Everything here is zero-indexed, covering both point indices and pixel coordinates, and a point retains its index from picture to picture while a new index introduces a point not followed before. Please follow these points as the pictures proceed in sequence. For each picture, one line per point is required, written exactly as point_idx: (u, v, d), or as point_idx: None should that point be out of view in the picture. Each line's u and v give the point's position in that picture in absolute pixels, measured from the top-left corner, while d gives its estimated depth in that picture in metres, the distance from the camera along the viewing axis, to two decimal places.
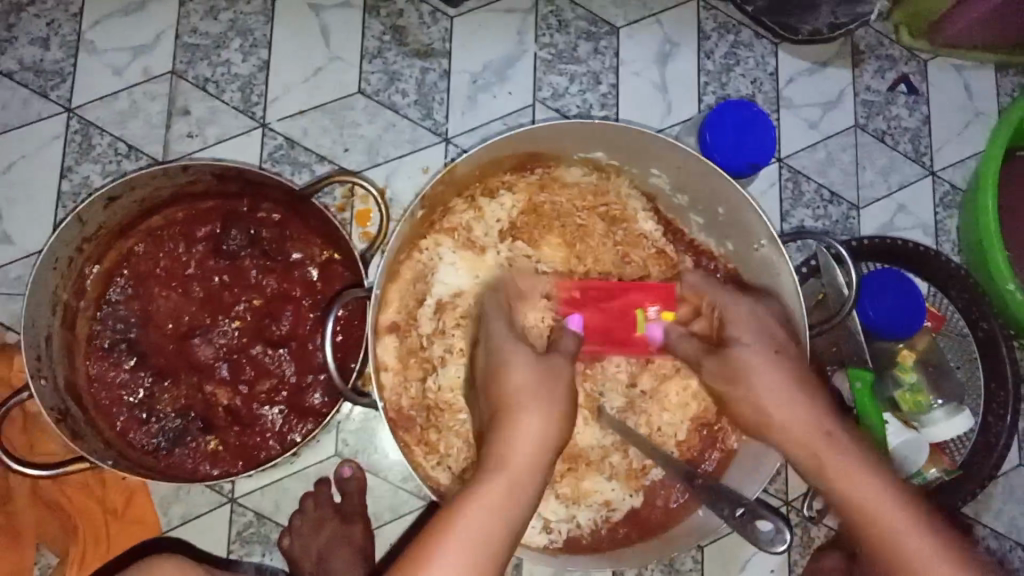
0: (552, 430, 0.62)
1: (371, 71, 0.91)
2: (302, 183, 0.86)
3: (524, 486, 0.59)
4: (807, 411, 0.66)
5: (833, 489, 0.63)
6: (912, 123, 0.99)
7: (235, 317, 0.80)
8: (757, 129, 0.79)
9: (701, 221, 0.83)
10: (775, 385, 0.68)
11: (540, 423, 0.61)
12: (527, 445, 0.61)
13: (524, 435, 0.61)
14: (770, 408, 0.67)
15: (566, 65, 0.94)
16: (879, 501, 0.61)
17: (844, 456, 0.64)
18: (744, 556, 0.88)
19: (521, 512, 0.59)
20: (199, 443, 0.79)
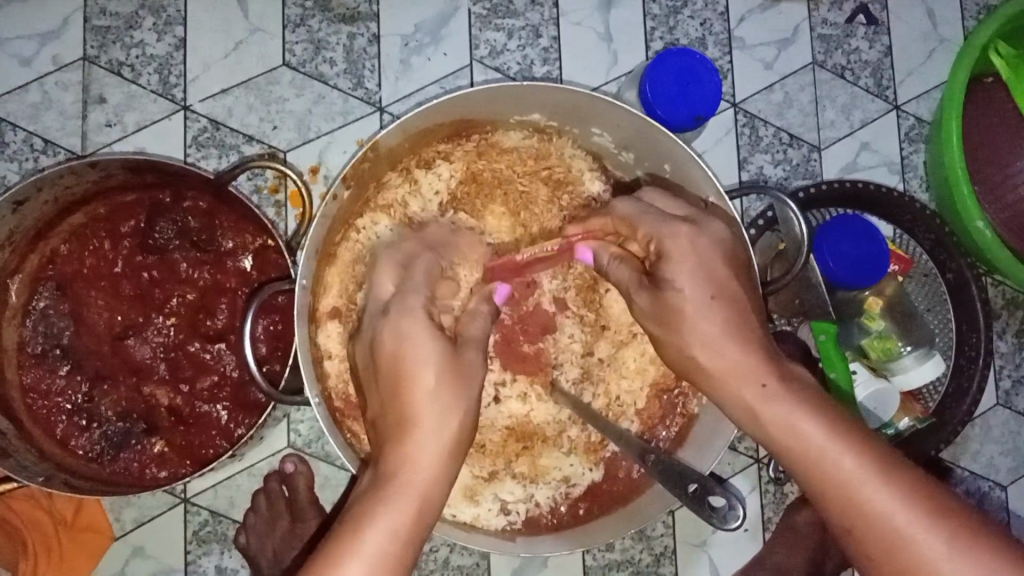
0: (449, 421, 0.58)
1: (295, 41, 0.86)
2: (217, 169, 0.82)
3: (428, 486, 0.57)
4: (742, 351, 0.57)
5: (796, 448, 0.54)
6: (873, 56, 0.94)
7: (169, 313, 0.77)
8: (701, 79, 0.75)
9: (650, 178, 0.79)
10: (724, 324, 0.58)
11: (436, 412, 0.57)
12: (431, 439, 0.57)
13: (419, 429, 0.57)
14: (699, 353, 0.59)
15: (502, 19, 0.89)
16: (864, 476, 0.51)
17: (812, 412, 0.54)
18: (705, 534, 0.86)
19: (435, 501, 0.57)
20: (145, 446, 0.77)
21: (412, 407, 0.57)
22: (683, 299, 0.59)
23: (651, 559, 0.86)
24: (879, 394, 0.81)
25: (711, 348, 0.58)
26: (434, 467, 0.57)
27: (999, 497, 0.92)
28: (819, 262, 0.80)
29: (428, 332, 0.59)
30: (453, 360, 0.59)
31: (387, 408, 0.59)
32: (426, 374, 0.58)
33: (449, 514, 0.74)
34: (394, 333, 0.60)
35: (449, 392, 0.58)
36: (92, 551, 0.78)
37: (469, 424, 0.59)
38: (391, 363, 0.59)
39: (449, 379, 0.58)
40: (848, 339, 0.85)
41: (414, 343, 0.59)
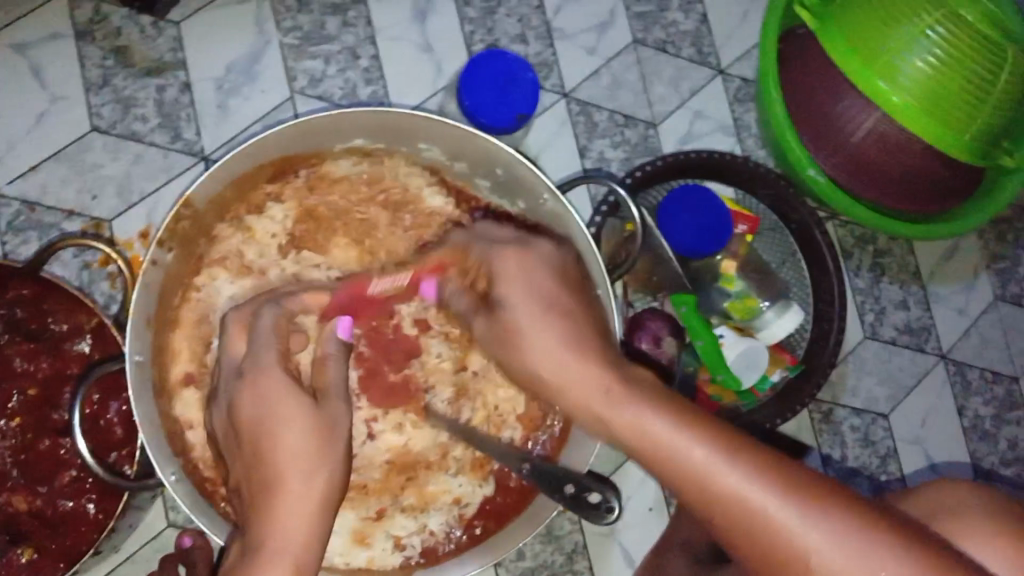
0: (316, 482, 0.56)
1: (101, 103, 0.81)
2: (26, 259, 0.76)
3: (302, 553, 0.54)
4: (583, 361, 0.56)
5: (643, 445, 0.52)
6: (690, 25, 0.96)
7: (9, 414, 0.72)
8: (515, 83, 0.75)
9: (489, 183, 0.78)
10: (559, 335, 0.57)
11: (304, 474, 0.56)
12: (298, 502, 0.55)
13: (293, 496, 0.55)
14: (541, 366, 0.58)
15: (316, 47, 0.87)
16: (711, 458, 0.50)
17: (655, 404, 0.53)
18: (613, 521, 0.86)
19: (312, 569, 0.54)
20: (9, 560, 0.71)
21: (278, 470, 0.55)
22: (514, 316, 0.59)
23: (564, 558, 0.85)
24: (748, 350, 0.82)
25: (555, 361, 0.57)
26: (304, 530, 0.54)
27: (882, 426, 0.96)
28: (667, 238, 0.82)
29: (287, 396, 0.58)
30: (308, 422, 0.57)
31: (249, 481, 0.57)
32: (292, 430, 0.56)
33: (341, 562, 0.72)
34: (252, 393, 0.58)
35: (311, 451, 0.56)
36: None
37: (337, 484, 0.57)
38: (252, 430, 0.57)
39: (309, 439, 0.57)
40: (710, 305, 0.86)
41: (265, 413, 0.57)
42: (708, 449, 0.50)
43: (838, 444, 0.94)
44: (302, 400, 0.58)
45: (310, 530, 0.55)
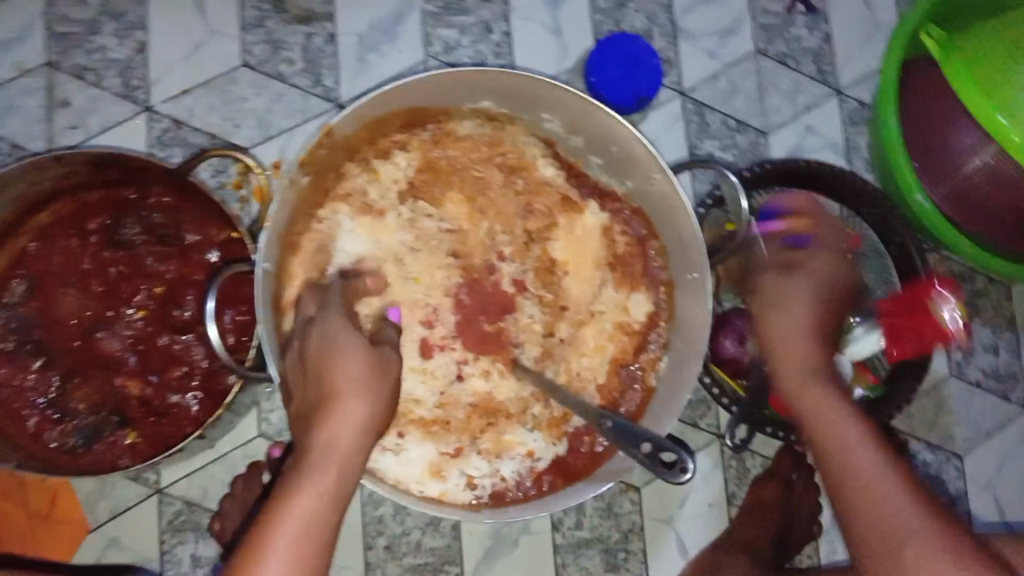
0: (364, 406, 0.59)
1: (254, 42, 0.88)
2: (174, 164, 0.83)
3: (348, 459, 0.58)
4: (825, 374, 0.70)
5: (829, 435, 0.66)
6: (813, 43, 0.98)
7: (137, 307, 0.79)
8: (642, 67, 0.79)
9: (601, 162, 0.81)
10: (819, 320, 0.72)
11: (357, 397, 0.59)
12: (350, 420, 0.59)
13: (343, 415, 0.58)
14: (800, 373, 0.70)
15: (454, 17, 0.92)
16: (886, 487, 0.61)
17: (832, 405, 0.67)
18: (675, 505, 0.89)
19: (355, 469, 0.58)
20: (117, 437, 0.79)
21: (332, 392, 0.59)
22: (799, 299, 0.72)
23: (619, 536, 0.88)
24: (829, 366, 0.83)
25: (782, 339, 0.72)
26: (356, 438, 0.58)
27: (956, 466, 0.95)
28: None
29: (346, 338, 0.63)
30: (362, 355, 0.61)
31: (309, 398, 0.60)
32: (348, 360, 0.60)
33: (418, 490, 0.75)
34: (319, 335, 0.64)
35: (365, 379, 0.60)
36: (69, 542, 0.81)
37: (379, 411, 0.60)
38: (313, 360, 0.61)
39: (363, 368, 0.61)
40: None
41: (336, 351, 0.61)
42: (876, 466, 0.63)
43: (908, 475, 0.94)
44: (360, 338, 0.64)
45: (357, 442, 0.59)
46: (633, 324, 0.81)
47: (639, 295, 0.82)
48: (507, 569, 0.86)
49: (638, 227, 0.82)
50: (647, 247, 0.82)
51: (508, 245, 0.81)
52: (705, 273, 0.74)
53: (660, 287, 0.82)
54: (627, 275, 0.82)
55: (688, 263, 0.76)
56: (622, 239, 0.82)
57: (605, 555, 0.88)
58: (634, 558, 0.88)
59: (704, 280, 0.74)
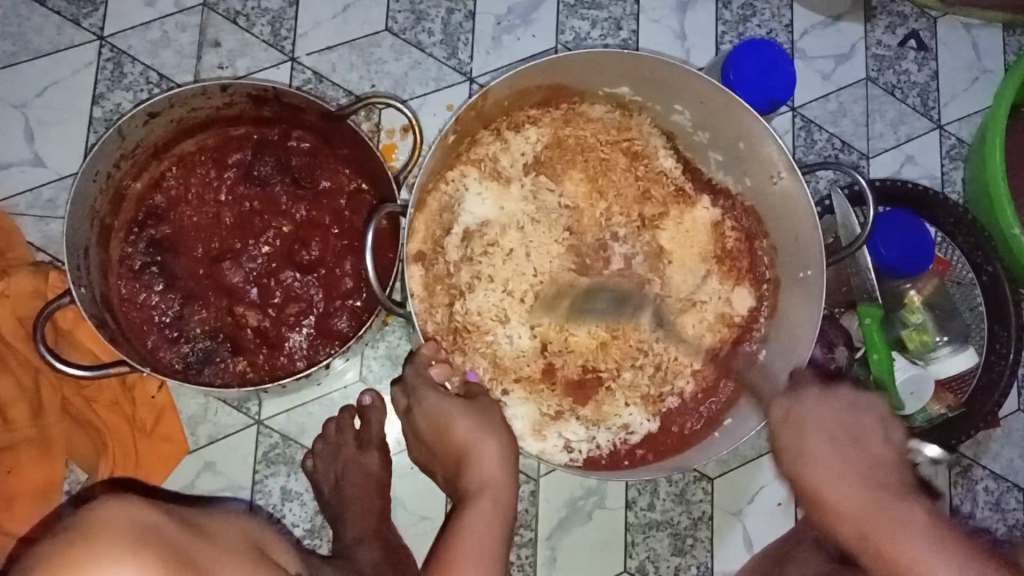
0: (499, 448, 0.66)
1: (398, 10, 0.93)
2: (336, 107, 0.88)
3: (496, 490, 0.65)
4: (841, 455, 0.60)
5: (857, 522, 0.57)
6: (921, 78, 1.01)
7: (264, 243, 0.82)
8: (780, 71, 0.82)
9: (720, 158, 0.85)
10: (880, 434, 0.62)
11: (490, 445, 0.66)
12: (489, 462, 0.66)
13: (482, 465, 0.66)
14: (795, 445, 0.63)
15: (587, 10, 0.96)
16: None
17: (937, 562, 0.53)
18: (750, 493, 0.91)
19: (508, 503, 0.66)
20: (228, 364, 0.81)
21: (470, 455, 0.66)
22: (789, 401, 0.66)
23: (689, 522, 0.90)
24: (913, 378, 0.86)
25: (836, 473, 0.58)
26: (500, 473, 0.65)
27: (1016, 498, 0.96)
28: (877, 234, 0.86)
29: (447, 400, 0.68)
30: (472, 404, 0.69)
31: (444, 458, 0.69)
32: (460, 411, 0.67)
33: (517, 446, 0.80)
34: (426, 414, 0.69)
35: (483, 426, 0.67)
36: (167, 460, 0.84)
37: (512, 447, 0.68)
38: (431, 435, 0.69)
39: (478, 416, 0.67)
40: (888, 331, 0.91)
41: (443, 407, 0.68)
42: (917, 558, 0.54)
43: (970, 500, 0.95)
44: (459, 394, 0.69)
45: (504, 481, 0.66)
46: (736, 316, 0.84)
47: (743, 289, 0.84)
48: (579, 539, 0.88)
49: (749, 225, 0.85)
50: (756, 245, 0.85)
51: (622, 226, 0.84)
52: (821, 272, 0.76)
53: (763, 284, 0.84)
54: (733, 268, 0.85)
55: (802, 262, 0.79)
56: (732, 234, 0.85)
57: (675, 539, 0.89)
58: (701, 546, 0.90)
59: (819, 277, 0.77)
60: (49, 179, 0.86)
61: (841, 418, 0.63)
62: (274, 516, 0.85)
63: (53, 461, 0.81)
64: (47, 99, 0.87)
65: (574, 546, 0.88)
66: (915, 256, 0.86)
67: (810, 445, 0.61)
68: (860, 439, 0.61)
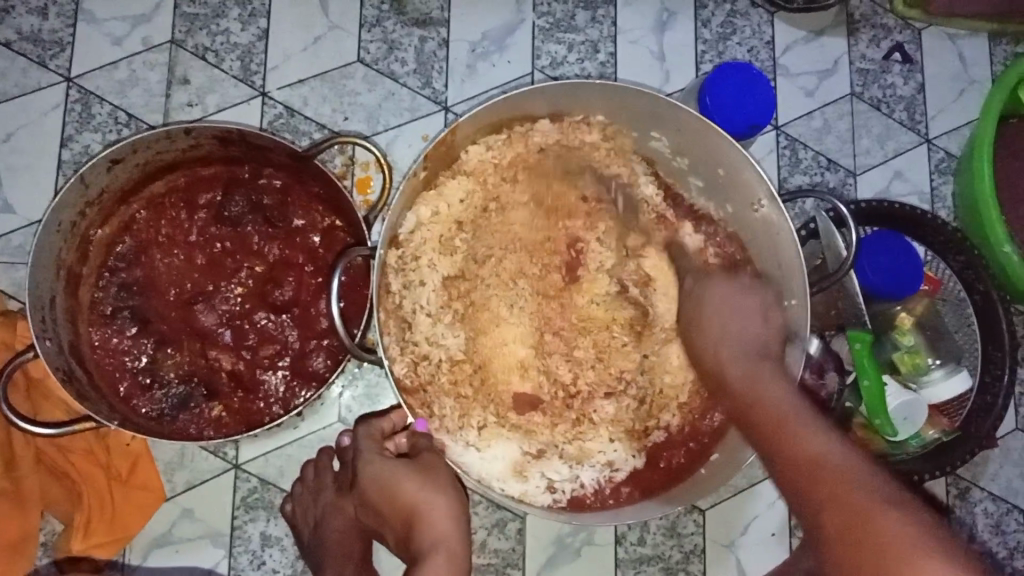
0: (445, 499, 0.68)
1: (370, 40, 0.91)
2: (306, 146, 0.86)
3: (449, 535, 0.65)
4: (742, 320, 0.74)
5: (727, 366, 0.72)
6: (907, 91, 0.99)
7: (238, 283, 0.80)
8: (758, 92, 0.82)
9: (700, 183, 0.83)
10: (760, 312, 0.74)
11: (437, 495, 0.68)
12: (439, 514, 0.66)
13: (432, 517, 0.66)
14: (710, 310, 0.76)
15: (564, 34, 0.94)
16: (768, 389, 0.68)
17: (781, 393, 0.67)
18: (744, 521, 0.89)
19: (462, 554, 0.64)
20: (203, 409, 0.79)
21: (418, 504, 0.67)
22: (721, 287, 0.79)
23: (680, 555, 0.88)
24: (905, 405, 0.84)
25: (727, 348, 0.73)
26: (452, 525, 0.65)
27: (1017, 519, 0.94)
28: (875, 252, 0.84)
29: (389, 464, 0.70)
30: (414, 465, 0.70)
31: (394, 525, 0.68)
32: (403, 470, 0.69)
33: (499, 487, 0.77)
34: (371, 478, 0.70)
35: (427, 479, 0.69)
36: (145, 509, 0.82)
37: (460, 504, 0.69)
38: (377, 499, 0.69)
39: (422, 475, 0.69)
40: (879, 353, 0.89)
41: (389, 470, 0.69)
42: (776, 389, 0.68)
43: (968, 524, 0.93)
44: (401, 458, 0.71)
45: (457, 535, 0.66)
46: None
47: None
48: None
49: (732, 251, 0.83)
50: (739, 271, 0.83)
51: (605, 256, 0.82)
52: (804, 302, 0.74)
53: None
54: None
55: (785, 290, 0.77)
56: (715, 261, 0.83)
57: (666, 573, 0.87)
58: None
59: (802, 308, 0.75)
60: (18, 224, 0.85)
61: (728, 301, 0.76)
62: (255, 562, 0.84)
63: (28, 514, 0.80)
64: (15, 143, 0.86)
65: None
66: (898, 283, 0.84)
67: (705, 329, 0.76)
68: (742, 313, 0.74)
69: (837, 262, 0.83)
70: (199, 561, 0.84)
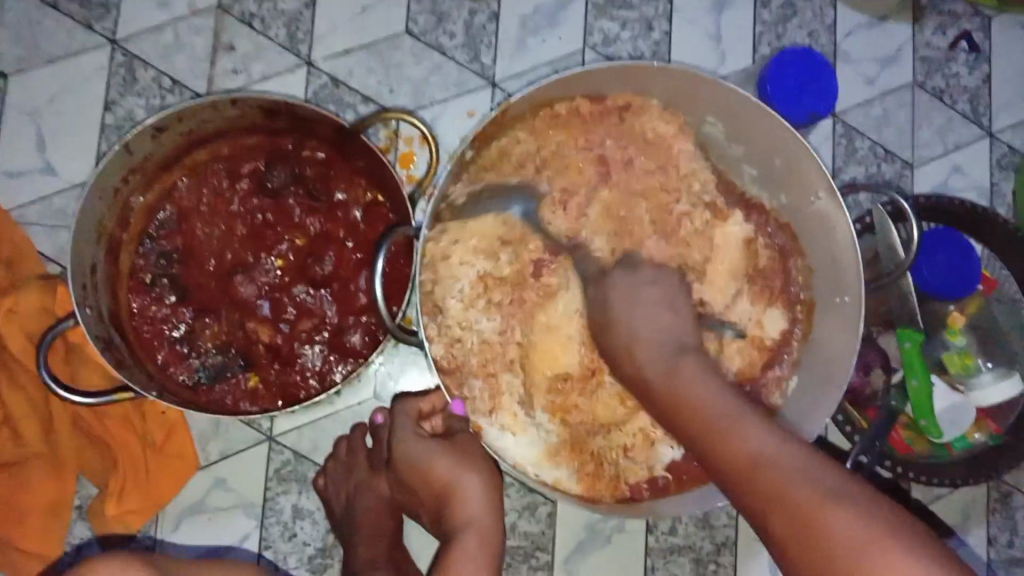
0: (480, 483, 0.73)
1: (419, 11, 0.89)
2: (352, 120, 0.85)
3: (484, 517, 0.71)
4: (659, 334, 0.71)
5: (719, 428, 0.62)
6: (971, 82, 0.96)
7: (277, 256, 0.80)
8: (822, 77, 0.79)
9: (754, 172, 0.80)
10: (667, 303, 0.74)
11: (474, 478, 0.73)
12: (476, 497, 0.72)
13: (471, 496, 0.72)
14: (637, 334, 0.71)
15: (617, 10, 0.91)
16: (723, 403, 0.65)
17: (727, 404, 0.64)
18: None
19: (495, 538, 0.70)
20: (239, 380, 0.79)
21: (453, 488, 0.72)
22: (612, 306, 0.73)
23: (711, 548, 0.87)
24: None
25: (715, 407, 0.64)
26: (486, 506, 0.72)
27: None
28: (929, 252, 0.81)
29: (426, 444, 0.75)
30: (447, 444, 0.75)
31: (426, 497, 0.74)
32: (440, 456, 0.74)
33: (533, 472, 0.77)
34: (406, 457, 0.75)
35: (458, 460, 0.74)
36: (178, 477, 0.83)
37: (491, 482, 0.74)
38: (412, 473, 0.74)
39: (455, 453, 0.74)
40: (929, 354, 0.86)
41: (422, 450, 0.74)
42: (730, 404, 0.64)
43: (1009, 531, 0.91)
44: (436, 438, 0.76)
45: (489, 514, 0.72)
46: (766, 340, 0.80)
47: (775, 311, 0.80)
48: (598, 565, 0.86)
49: (784, 243, 0.80)
50: (790, 264, 0.80)
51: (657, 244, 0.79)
52: (859, 300, 0.72)
53: (796, 306, 0.80)
54: (765, 290, 0.80)
55: (838, 287, 0.75)
56: (765, 252, 0.80)
57: (696, 564, 0.87)
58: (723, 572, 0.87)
59: (857, 306, 0.72)
60: (61, 188, 0.84)
61: (632, 292, 0.74)
62: (286, 534, 0.85)
63: (65, 477, 0.81)
64: (58, 105, 0.85)
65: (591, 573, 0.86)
66: (948, 281, 0.81)
67: (643, 355, 0.70)
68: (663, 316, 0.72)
69: (893, 263, 0.80)
70: (228, 531, 0.84)
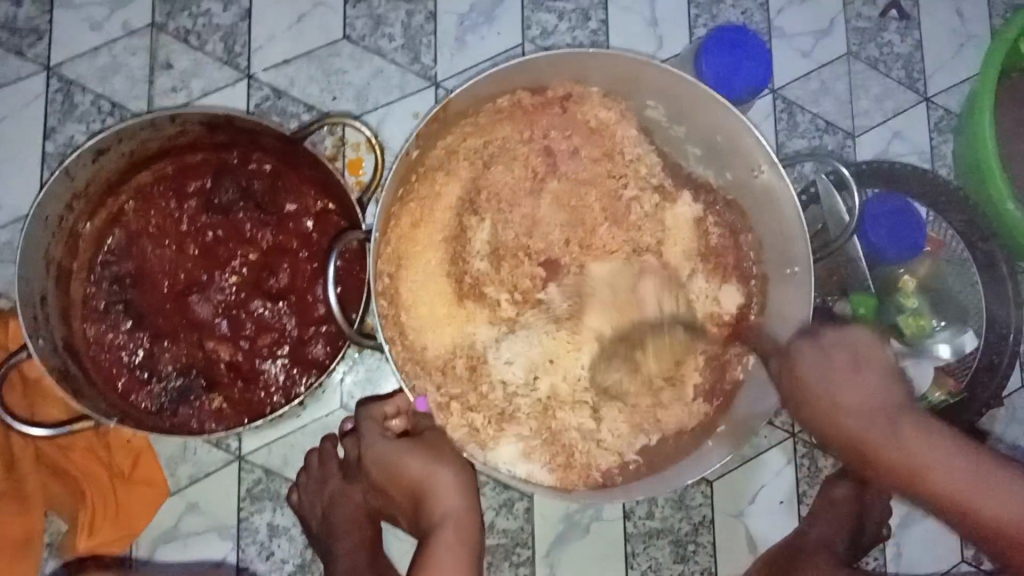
0: (454, 477, 0.77)
1: (355, 16, 0.89)
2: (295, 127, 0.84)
3: (460, 509, 0.75)
4: (874, 391, 0.66)
5: (877, 455, 0.65)
6: (904, 49, 0.98)
7: (231, 273, 0.79)
8: (753, 51, 0.80)
9: (698, 151, 0.81)
10: (876, 365, 0.67)
11: (446, 472, 0.76)
12: (450, 490, 0.76)
13: (444, 489, 0.76)
14: (839, 394, 0.66)
15: (554, 2, 0.92)
16: (923, 445, 0.64)
17: (947, 448, 0.65)
18: (753, 488, 0.89)
19: (471, 529, 0.75)
20: (203, 401, 0.78)
21: (427, 485, 0.76)
22: (826, 388, 0.66)
23: (690, 527, 0.88)
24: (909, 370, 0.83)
25: (909, 456, 0.64)
26: (461, 498, 0.76)
27: None
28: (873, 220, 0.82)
29: (394, 445, 0.78)
30: (416, 443, 0.78)
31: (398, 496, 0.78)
32: (411, 457, 0.77)
33: (506, 469, 0.76)
34: (376, 459, 0.78)
35: (430, 456, 0.77)
36: (150, 503, 0.82)
37: (463, 475, 0.78)
38: (382, 473, 0.77)
39: (422, 453, 0.77)
40: (885, 317, 0.87)
41: (393, 451, 0.77)
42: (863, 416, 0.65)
43: None
44: (404, 439, 0.78)
45: (464, 504, 0.76)
46: (724, 315, 0.80)
47: (730, 287, 0.80)
48: (579, 554, 0.87)
49: (733, 219, 0.81)
50: (741, 240, 0.81)
51: (609, 232, 0.80)
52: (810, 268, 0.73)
53: (751, 280, 0.81)
54: (719, 267, 0.81)
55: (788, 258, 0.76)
56: (715, 231, 0.81)
57: (676, 546, 0.87)
58: (703, 551, 0.88)
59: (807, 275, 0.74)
60: (4, 220, 0.83)
61: (832, 357, 0.67)
62: (263, 553, 0.84)
63: (32, 516, 0.79)
64: None
65: (573, 564, 0.86)
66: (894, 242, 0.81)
67: (840, 418, 0.66)
68: (861, 367, 0.67)
69: (839, 228, 0.82)
70: (205, 555, 0.83)
